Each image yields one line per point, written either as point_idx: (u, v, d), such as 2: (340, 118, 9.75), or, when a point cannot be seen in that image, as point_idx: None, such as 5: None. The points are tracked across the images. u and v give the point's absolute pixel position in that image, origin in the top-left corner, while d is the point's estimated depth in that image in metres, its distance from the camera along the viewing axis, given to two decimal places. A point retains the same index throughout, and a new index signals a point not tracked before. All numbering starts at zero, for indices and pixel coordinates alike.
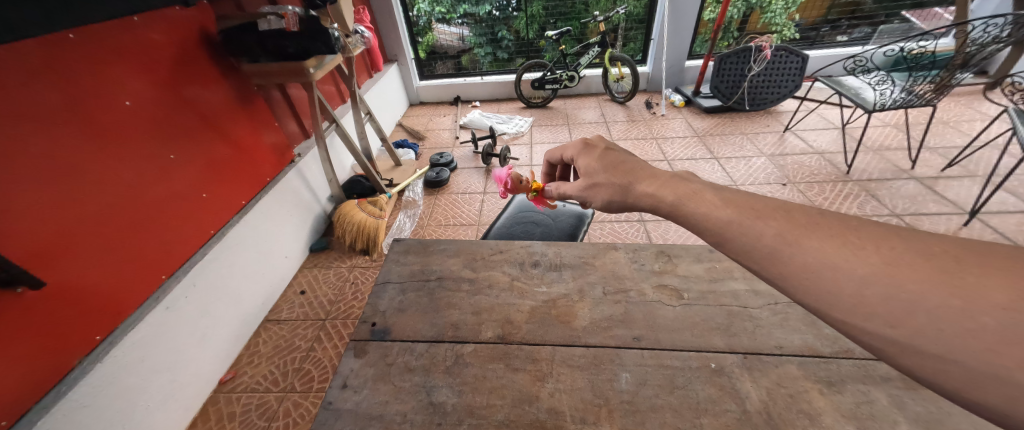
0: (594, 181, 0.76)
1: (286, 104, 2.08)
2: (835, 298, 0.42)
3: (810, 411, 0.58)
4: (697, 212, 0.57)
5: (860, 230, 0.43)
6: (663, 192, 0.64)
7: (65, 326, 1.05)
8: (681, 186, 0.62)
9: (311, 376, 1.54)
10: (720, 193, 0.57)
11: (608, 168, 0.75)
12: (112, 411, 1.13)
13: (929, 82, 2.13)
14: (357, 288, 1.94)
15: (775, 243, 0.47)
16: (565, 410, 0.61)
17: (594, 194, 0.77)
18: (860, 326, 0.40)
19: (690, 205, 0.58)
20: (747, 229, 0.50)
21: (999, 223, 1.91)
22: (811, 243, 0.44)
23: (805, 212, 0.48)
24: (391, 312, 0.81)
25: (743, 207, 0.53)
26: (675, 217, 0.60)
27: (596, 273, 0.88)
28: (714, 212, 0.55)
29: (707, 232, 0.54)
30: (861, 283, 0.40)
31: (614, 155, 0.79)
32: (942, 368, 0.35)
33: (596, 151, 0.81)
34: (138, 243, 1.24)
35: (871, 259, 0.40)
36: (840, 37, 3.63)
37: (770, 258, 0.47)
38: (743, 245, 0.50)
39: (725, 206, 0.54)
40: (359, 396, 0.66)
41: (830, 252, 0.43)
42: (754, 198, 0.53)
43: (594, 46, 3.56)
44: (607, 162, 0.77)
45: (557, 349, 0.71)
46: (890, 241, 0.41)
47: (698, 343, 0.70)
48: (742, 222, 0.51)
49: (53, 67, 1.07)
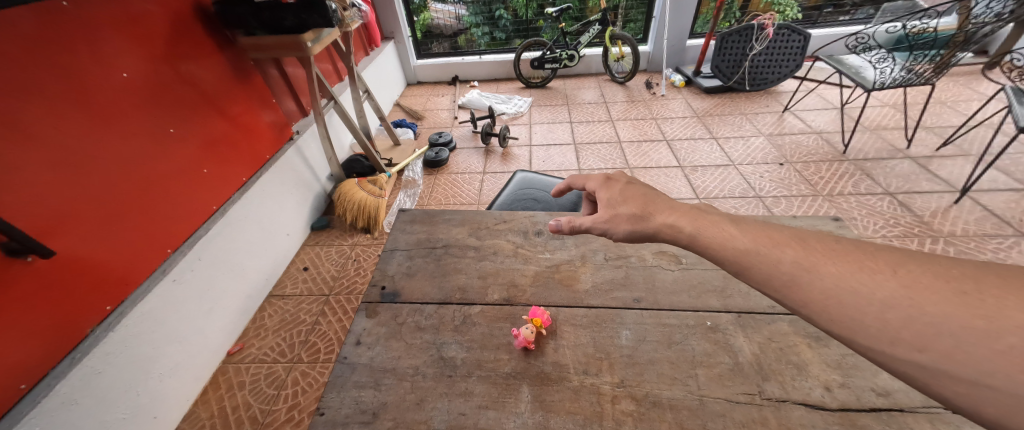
0: (615, 212, 0.68)
1: (284, 82, 2.05)
2: (858, 323, 0.40)
3: (799, 362, 0.63)
4: (713, 240, 0.54)
5: (876, 256, 0.43)
6: (682, 221, 0.60)
7: (76, 297, 1.06)
8: (697, 216, 0.59)
9: (317, 348, 1.58)
10: (736, 221, 0.56)
11: (628, 198, 0.69)
12: (123, 378, 1.16)
13: (930, 62, 2.10)
14: (359, 265, 1.97)
15: (793, 269, 0.46)
16: (568, 363, 0.65)
17: (612, 225, 0.68)
18: (887, 351, 0.38)
19: (707, 233, 0.56)
20: (763, 256, 0.48)
21: (988, 202, 1.94)
22: (827, 268, 0.44)
23: (820, 239, 0.48)
24: (401, 276, 0.84)
25: (762, 234, 0.51)
26: (693, 246, 0.57)
27: (598, 240, 0.91)
28: (732, 238, 0.53)
29: (725, 258, 0.52)
30: (881, 306, 0.39)
31: (635, 187, 0.72)
32: (974, 393, 0.33)
33: (616, 185, 0.73)
34: (144, 215, 1.26)
35: (889, 282, 0.40)
36: (841, 17, 3.59)
37: (790, 284, 0.46)
38: (762, 271, 0.48)
39: (741, 234, 0.53)
40: (372, 351, 0.69)
41: (847, 276, 0.42)
42: (772, 226, 0.53)
43: (594, 24, 3.50)
44: (628, 193, 0.70)
45: (561, 309, 0.75)
46: (908, 265, 0.41)
47: (695, 304, 0.74)
48: (760, 248, 0.49)
49: (46, 36, 1.04)
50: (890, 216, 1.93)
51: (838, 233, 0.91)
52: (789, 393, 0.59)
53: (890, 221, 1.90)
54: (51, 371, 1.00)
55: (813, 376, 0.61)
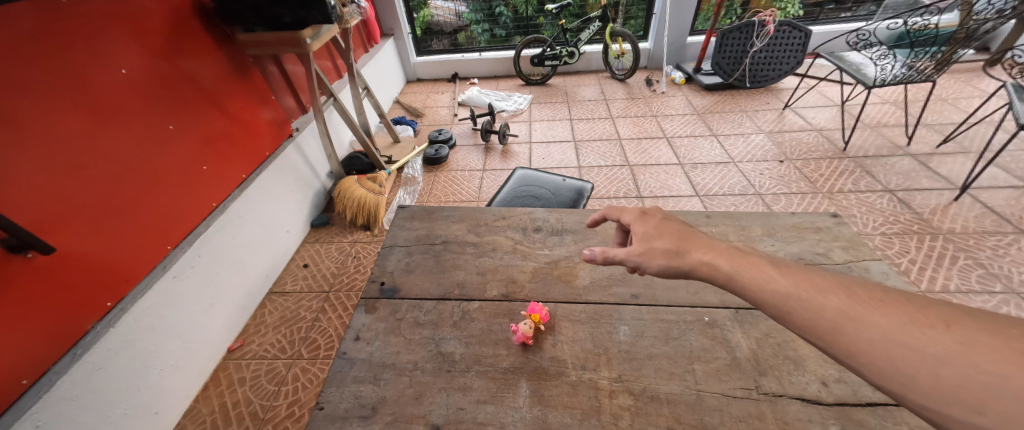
0: (650, 245, 0.61)
1: (283, 79, 2.04)
2: (912, 380, 0.36)
3: (796, 357, 0.63)
4: (747, 279, 0.50)
5: (928, 310, 0.39)
6: (718, 259, 0.54)
7: (77, 292, 1.07)
8: (735, 255, 0.54)
9: (317, 344, 1.59)
10: (776, 263, 0.51)
11: (663, 232, 0.63)
12: (124, 374, 1.17)
13: (931, 59, 2.09)
14: (359, 261, 1.97)
15: (836, 317, 0.41)
16: (567, 358, 0.65)
17: (646, 258, 0.60)
18: (945, 413, 0.34)
19: (743, 273, 0.51)
20: (803, 300, 0.44)
21: (988, 199, 1.94)
22: (876, 318, 0.40)
23: (867, 288, 0.44)
24: (400, 272, 0.85)
25: (802, 277, 0.47)
26: (725, 284, 0.52)
27: (597, 237, 0.92)
28: (767, 279, 0.48)
29: (759, 300, 0.48)
30: (936, 362, 0.35)
31: (672, 224, 0.65)
32: None
33: (652, 219, 0.66)
34: (144, 211, 1.26)
35: (943, 339, 0.36)
36: (843, 13, 3.58)
37: (833, 333, 0.41)
38: (804, 317, 0.43)
39: (778, 275, 0.48)
40: (371, 347, 0.69)
41: (895, 329, 0.38)
42: (813, 271, 0.48)
43: (594, 21, 3.48)
44: (663, 227, 0.64)
45: (559, 305, 0.75)
46: (964, 321, 0.37)
47: (693, 299, 0.75)
48: (800, 292, 0.45)
49: (45, 31, 1.04)
50: (890, 214, 1.93)
51: (836, 230, 0.91)
52: (786, 387, 0.59)
53: (890, 219, 1.89)
54: (53, 366, 1.00)
55: (810, 371, 0.61)
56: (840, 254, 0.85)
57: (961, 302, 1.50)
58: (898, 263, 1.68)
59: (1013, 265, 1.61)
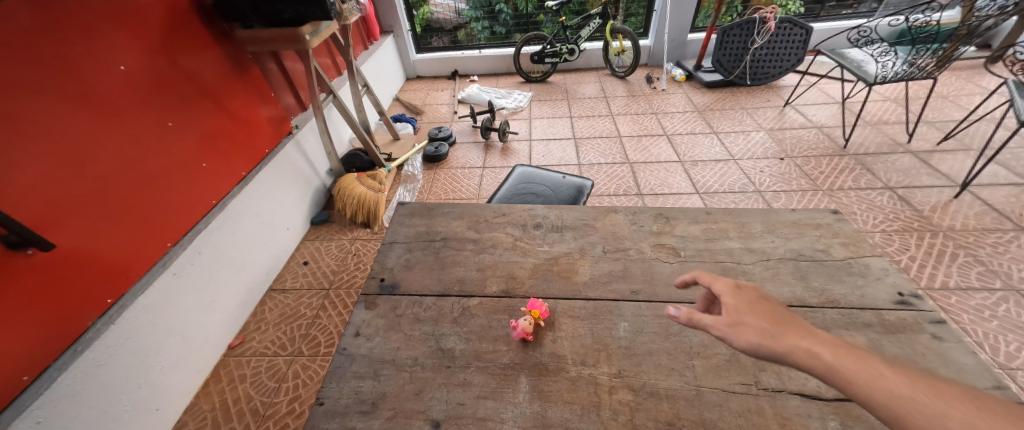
0: (740, 319, 0.53)
1: (282, 76, 2.04)
2: None
3: None
4: (851, 375, 0.45)
5: None
6: (815, 347, 0.48)
7: (77, 289, 1.07)
8: (840, 346, 0.48)
9: (317, 341, 1.59)
10: (893, 363, 0.46)
11: (756, 308, 0.55)
12: (125, 371, 1.17)
13: (932, 56, 2.08)
14: (359, 259, 1.97)
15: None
16: (567, 354, 0.66)
17: (733, 332, 0.53)
18: None
19: (847, 369, 0.45)
20: (921, 409, 0.39)
21: (988, 196, 1.94)
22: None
23: (1009, 405, 0.37)
24: (399, 268, 0.85)
25: (924, 383, 0.42)
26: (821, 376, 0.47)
27: (597, 234, 0.92)
28: (879, 378, 0.44)
29: (867, 401, 0.43)
30: None
31: (770, 304, 0.57)
32: None
33: (749, 294, 0.58)
34: (144, 208, 1.26)
35: None
36: (844, 10, 3.56)
37: None
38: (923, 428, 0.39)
39: (893, 375, 0.43)
40: (372, 342, 0.69)
41: None
42: (944, 380, 0.42)
43: (594, 17, 3.46)
44: (755, 304, 0.56)
45: (559, 301, 0.75)
46: None
47: (692, 296, 0.75)
48: (918, 398, 0.40)
49: (44, 28, 1.04)
50: (890, 211, 1.92)
51: (836, 226, 0.91)
52: (786, 383, 0.59)
53: (890, 216, 1.89)
54: (54, 362, 1.00)
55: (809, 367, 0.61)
56: (840, 250, 0.85)
57: (961, 299, 1.51)
58: (898, 260, 1.68)
59: (1013, 262, 1.61)
